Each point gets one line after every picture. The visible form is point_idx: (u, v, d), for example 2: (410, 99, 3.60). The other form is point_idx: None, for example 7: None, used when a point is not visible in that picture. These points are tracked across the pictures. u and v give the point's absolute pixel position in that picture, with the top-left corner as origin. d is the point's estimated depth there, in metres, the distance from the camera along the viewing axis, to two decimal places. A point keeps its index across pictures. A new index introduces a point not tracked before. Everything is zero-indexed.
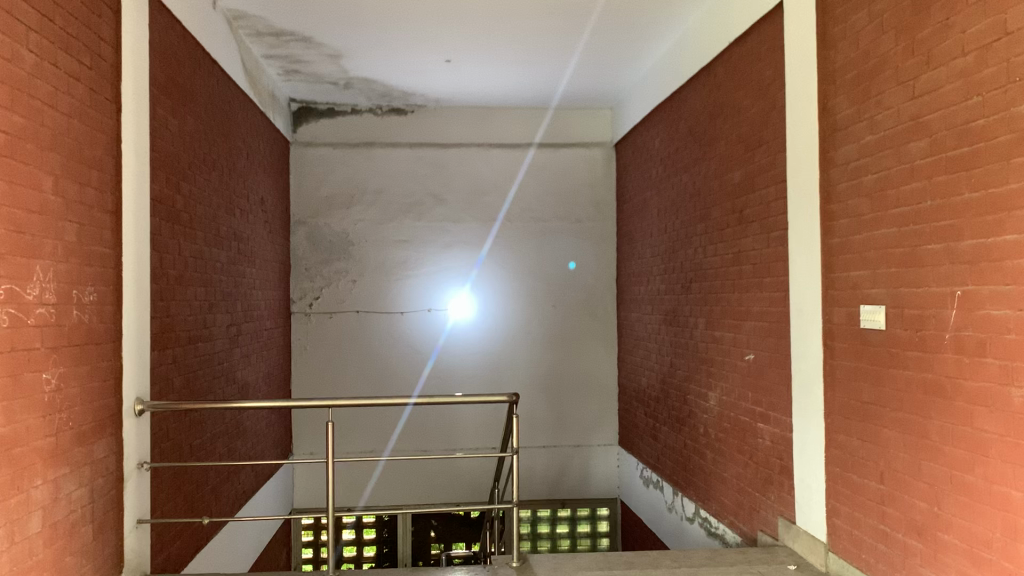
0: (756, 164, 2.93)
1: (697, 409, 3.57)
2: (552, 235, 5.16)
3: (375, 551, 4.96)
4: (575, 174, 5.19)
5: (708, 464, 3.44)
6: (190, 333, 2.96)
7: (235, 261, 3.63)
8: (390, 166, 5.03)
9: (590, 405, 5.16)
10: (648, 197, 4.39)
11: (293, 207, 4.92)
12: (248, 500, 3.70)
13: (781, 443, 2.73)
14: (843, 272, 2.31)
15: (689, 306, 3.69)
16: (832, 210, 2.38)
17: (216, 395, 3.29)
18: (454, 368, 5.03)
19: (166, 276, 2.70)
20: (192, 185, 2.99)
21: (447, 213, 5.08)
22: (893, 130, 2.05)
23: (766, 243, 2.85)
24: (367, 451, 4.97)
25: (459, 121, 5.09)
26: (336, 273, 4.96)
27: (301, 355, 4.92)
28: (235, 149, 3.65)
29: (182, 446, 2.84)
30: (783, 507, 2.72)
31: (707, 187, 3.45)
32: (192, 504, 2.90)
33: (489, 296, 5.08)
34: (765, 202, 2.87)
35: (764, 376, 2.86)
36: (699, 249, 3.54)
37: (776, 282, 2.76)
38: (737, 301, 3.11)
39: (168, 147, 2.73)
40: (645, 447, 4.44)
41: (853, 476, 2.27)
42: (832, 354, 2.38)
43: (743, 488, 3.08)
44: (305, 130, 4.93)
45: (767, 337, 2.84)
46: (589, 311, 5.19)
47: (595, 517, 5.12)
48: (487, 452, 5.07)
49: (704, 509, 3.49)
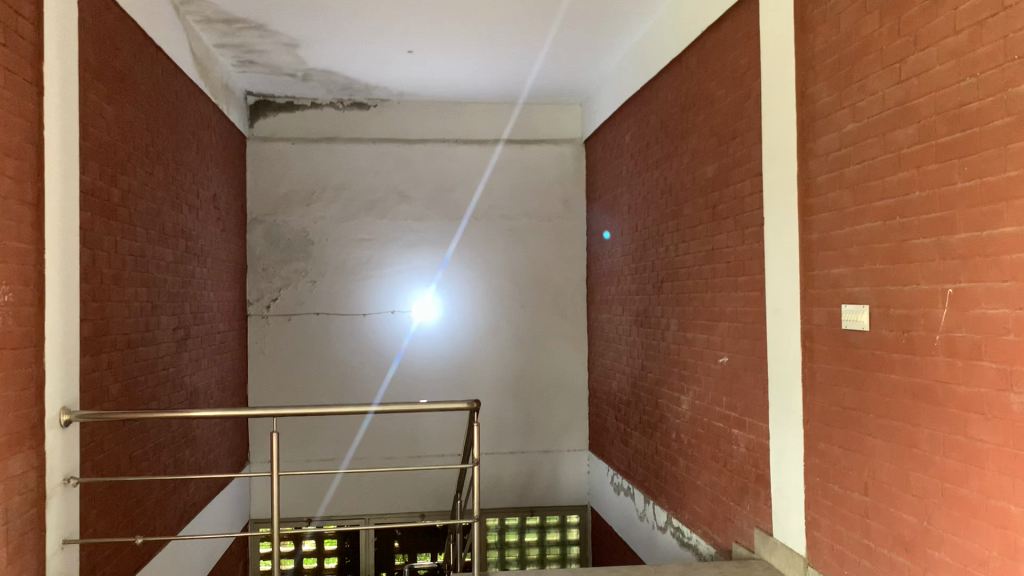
0: (730, 157, 2.80)
1: (669, 413, 3.44)
2: (521, 235, 5.00)
3: (336, 563, 4.77)
4: (544, 171, 5.04)
5: (681, 471, 3.30)
6: (130, 336, 2.76)
7: (183, 260, 3.43)
8: (352, 161, 4.84)
9: (560, 409, 5.01)
10: (618, 195, 4.25)
11: (250, 205, 4.72)
12: (197, 512, 3.50)
13: (757, 450, 2.60)
14: (824, 270, 2.18)
15: (661, 307, 3.54)
16: (810, 204, 2.25)
17: (160, 401, 3.09)
18: (418, 371, 4.86)
19: (100, 275, 2.50)
20: (132, 178, 2.80)
21: (411, 210, 4.90)
22: (878, 117, 1.92)
23: (740, 240, 2.72)
24: (328, 459, 4.77)
25: (423, 116, 4.92)
26: (294, 273, 4.76)
27: (259, 358, 4.72)
28: (183, 142, 3.45)
29: (119, 459, 2.64)
30: (759, 518, 2.59)
31: (679, 183, 3.31)
32: (132, 520, 2.71)
33: (455, 297, 4.91)
34: (738, 197, 2.73)
35: (738, 380, 2.73)
36: (671, 247, 3.40)
37: (752, 281, 2.63)
38: (711, 301, 2.97)
39: (103, 136, 2.53)
40: (616, 453, 4.30)
41: (834, 486, 2.14)
42: (811, 356, 2.25)
43: (717, 497, 2.94)
44: (262, 124, 4.73)
45: (742, 338, 2.70)
46: (558, 312, 5.04)
47: (565, 525, 4.99)
48: (452, 459, 4.90)
49: (676, 518, 3.35)
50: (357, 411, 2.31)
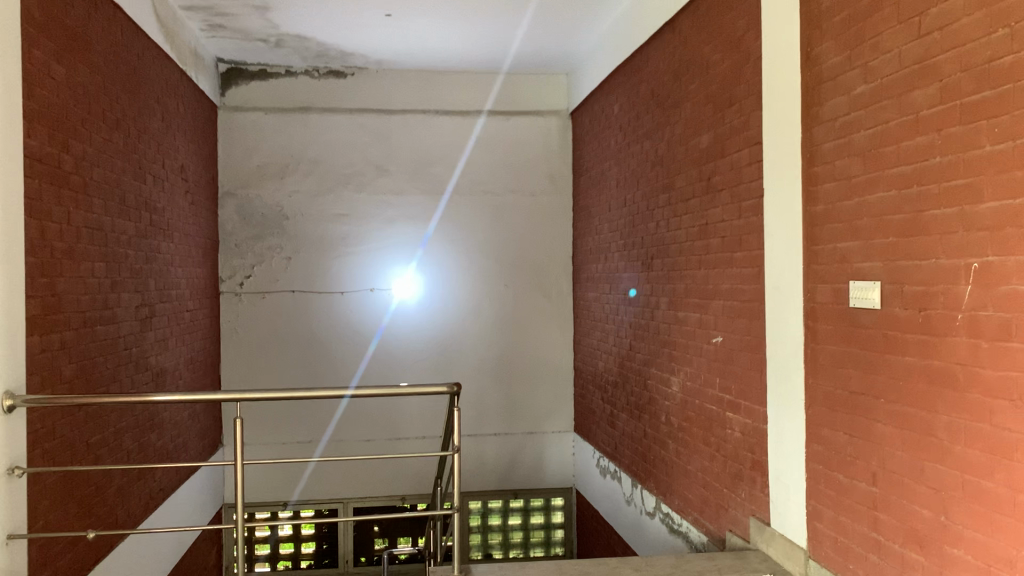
0: (726, 126, 2.64)
1: (658, 396, 3.29)
2: (504, 210, 4.83)
3: (314, 548, 4.63)
4: (528, 145, 4.86)
5: (671, 455, 3.17)
6: (86, 315, 2.58)
7: (147, 234, 3.24)
8: (329, 133, 4.65)
9: (544, 390, 4.87)
10: (606, 169, 4.09)
11: (221, 178, 4.52)
12: (164, 500, 3.33)
13: (753, 435, 2.46)
14: (830, 244, 2.03)
15: (650, 285, 3.39)
16: (815, 173, 2.10)
17: (121, 383, 2.91)
18: (397, 352, 4.70)
19: (51, 248, 2.32)
20: (87, 145, 2.60)
21: (391, 184, 4.72)
22: (892, 77, 1.77)
23: (736, 214, 2.56)
24: (305, 441, 4.61)
25: (402, 86, 4.72)
26: (268, 249, 4.58)
27: (232, 338, 4.55)
28: (147, 109, 3.25)
29: (74, 446, 2.47)
30: (755, 507, 2.46)
31: (670, 155, 3.15)
32: (89, 510, 2.55)
33: (436, 275, 4.75)
34: (735, 168, 2.58)
35: (733, 361, 2.59)
36: (662, 222, 3.25)
37: (749, 256, 2.48)
38: (704, 279, 2.82)
39: (53, 99, 2.34)
40: (602, 435, 4.17)
41: (839, 475, 2.00)
42: (814, 337, 2.11)
43: (709, 483, 2.81)
44: (234, 93, 4.52)
45: (738, 318, 2.56)
46: (542, 291, 4.88)
47: (549, 507, 4.86)
48: (433, 441, 4.75)
49: (665, 504, 3.22)
50: (333, 394, 2.14)
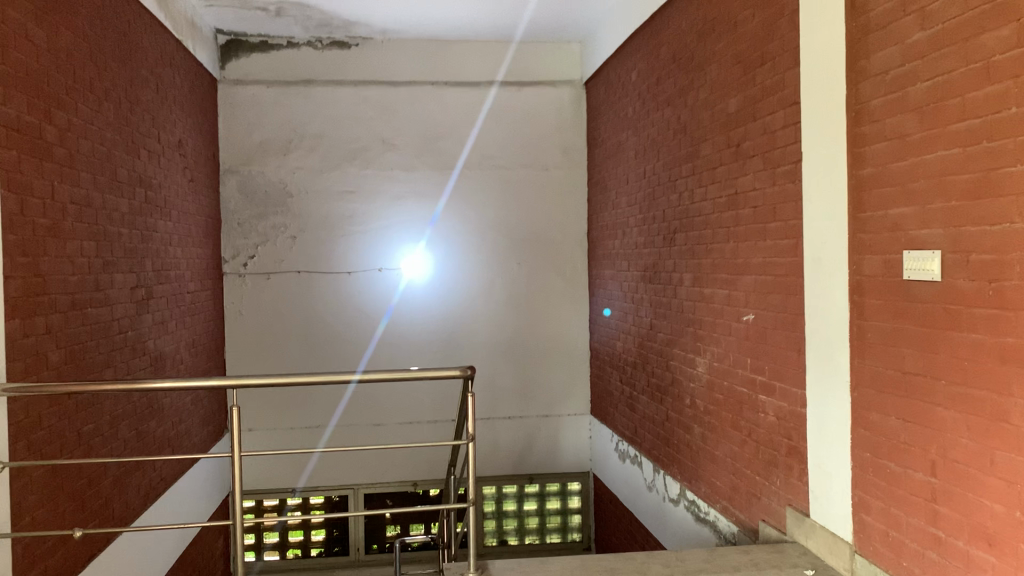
0: (758, 87, 2.45)
1: (682, 377, 3.12)
2: (515, 185, 4.64)
3: (324, 536, 4.50)
4: (540, 116, 4.65)
5: (696, 440, 3.00)
6: (74, 297, 2.42)
7: (142, 211, 3.07)
8: (333, 106, 4.46)
9: (559, 371, 4.70)
10: (623, 140, 3.89)
11: (222, 154, 4.36)
12: (166, 490, 3.19)
13: (789, 420, 2.30)
14: (879, 210, 1.85)
15: (673, 260, 3.21)
16: (862, 134, 1.91)
17: (116, 369, 2.76)
18: (407, 333, 4.54)
19: (33, 225, 2.16)
20: (72, 115, 2.43)
21: (398, 159, 4.53)
22: (956, 21, 1.58)
23: (770, 181, 2.38)
24: (313, 426, 4.47)
25: (409, 56, 4.52)
26: (272, 228, 4.42)
27: (236, 321, 4.41)
28: (139, 79, 3.07)
29: (64, 436, 2.32)
30: (792, 496, 2.30)
31: (695, 122, 2.96)
32: (80, 505, 2.40)
33: (446, 253, 4.58)
34: (768, 131, 2.39)
35: (767, 340, 2.42)
36: (685, 193, 3.06)
37: (784, 227, 2.30)
38: (733, 252, 2.64)
39: (30, 64, 2.17)
40: (620, 418, 4.00)
41: (889, 464, 1.83)
42: (861, 312, 1.93)
43: (739, 470, 2.64)
44: (234, 67, 4.35)
45: (772, 294, 2.38)
46: (556, 268, 4.70)
47: (566, 492, 4.71)
48: (445, 425, 4.60)
49: (690, 491, 3.06)
50: (339, 380, 1.99)
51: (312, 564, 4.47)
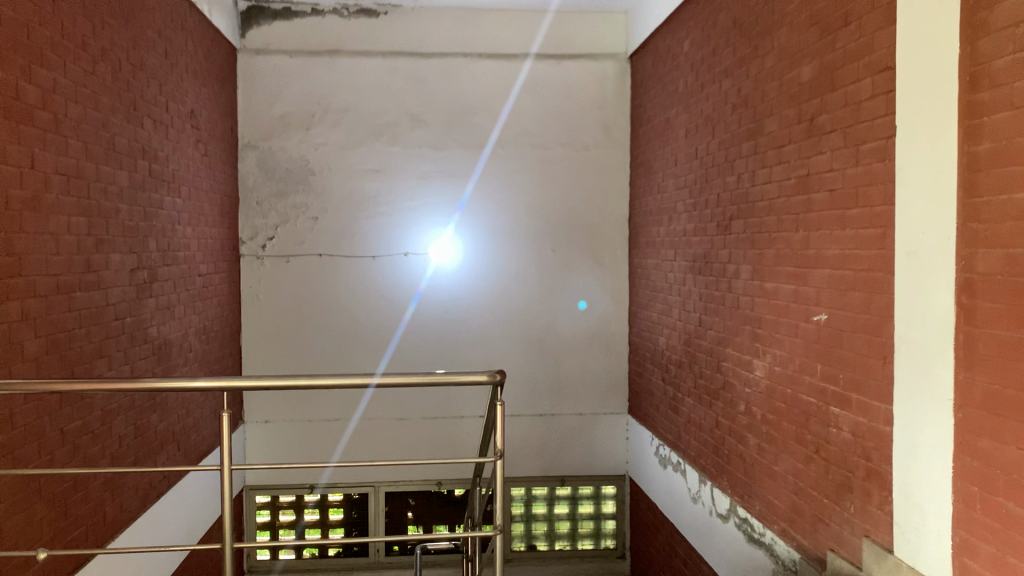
0: (838, 51, 2.12)
1: (736, 381, 2.80)
2: (552, 166, 4.32)
3: (342, 535, 4.29)
4: (581, 92, 4.31)
5: (751, 452, 2.69)
6: (59, 279, 2.16)
7: (145, 185, 2.81)
8: (360, 79, 4.18)
9: (596, 366, 4.38)
10: (672, 117, 3.56)
11: (241, 128, 4.11)
12: (171, 489, 2.94)
13: (869, 438, 1.98)
14: (998, 195, 1.52)
15: (728, 250, 2.89)
16: (976, 103, 1.58)
17: (110, 360, 2.50)
18: (433, 322, 4.27)
19: (6, 196, 1.90)
20: (60, 75, 2.17)
21: (428, 137, 4.23)
22: None
23: (852, 160, 2.05)
24: (333, 419, 4.21)
25: (441, 25, 4.21)
26: (293, 207, 4.17)
27: (253, 306, 4.17)
28: (144, 41, 2.80)
29: (43, 436, 2.07)
30: (868, 526, 1.99)
31: (759, 95, 2.63)
32: (62, 512, 2.15)
33: (476, 238, 4.28)
34: (850, 102, 2.06)
35: (843, 343, 2.10)
36: (744, 174, 2.73)
37: (869, 214, 1.97)
38: (803, 242, 2.31)
39: (5, 13, 1.89)
40: (662, 420, 3.69)
41: (1006, 503, 1.51)
42: (970, 318, 1.60)
43: (803, 489, 2.33)
44: (255, 35, 4.09)
45: (851, 291, 2.06)
46: (594, 255, 4.37)
47: (600, 496, 4.42)
48: (472, 422, 4.30)
49: (743, 508, 2.75)
50: (358, 383, 1.72)
51: (330, 564, 4.22)
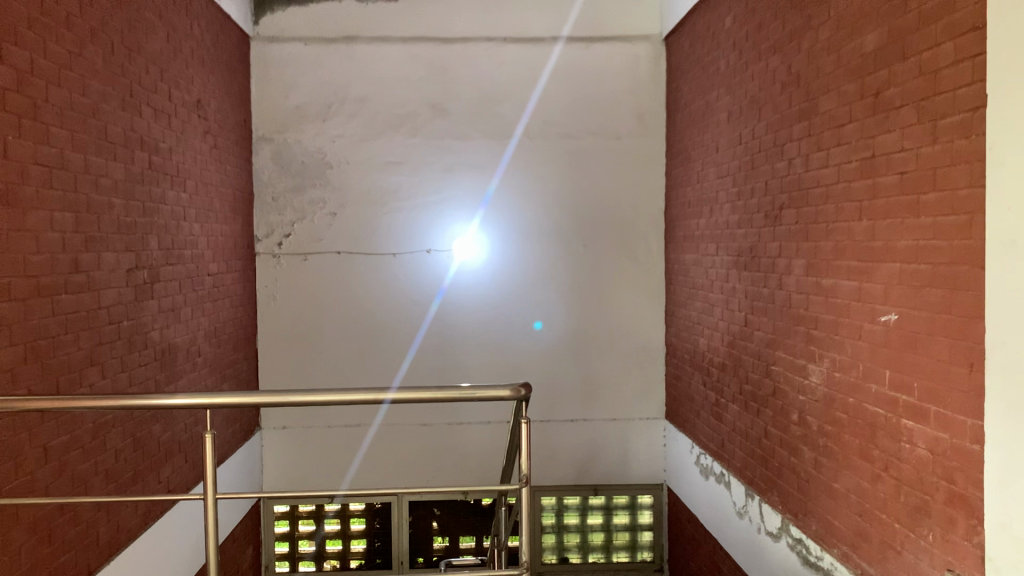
0: (910, 14, 1.85)
1: (788, 388, 2.54)
2: (583, 156, 4.07)
3: (364, 546, 4.07)
4: (614, 76, 4.05)
5: (806, 466, 2.43)
6: (40, 280, 1.97)
7: (144, 179, 2.61)
8: (378, 67, 3.96)
9: (630, 369, 4.13)
10: (713, 100, 3.29)
11: (255, 120, 3.92)
12: (177, 505, 2.74)
13: (951, 457, 1.72)
14: None
15: (777, 243, 2.63)
16: None
17: (104, 368, 2.31)
18: (458, 322, 4.04)
19: None
20: (38, 54, 1.96)
21: (450, 126, 4.01)
22: None
23: (928, 139, 1.79)
24: (353, 426, 4.01)
25: (463, 9, 3.98)
26: (311, 202, 3.97)
27: (269, 307, 3.98)
28: (141, 22, 2.59)
29: (22, 454, 1.87)
30: (952, 558, 1.73)
31: (813, 70, 2.36)
32: (45, 537, 1.95)
33: (503, 232, 4.05)
34: (925, 73, 1.80)
35: (917, 348, 1.84)
36: (797, 158, 2.47)
37: (950, 199, 1.71)
38: (867, 233, 2.05)
39: None
40: (704, 427, 3.43)
41: None
42: None
43: (868, 511, 2.07)
44: (268, 22, 3.90)
45: (927, 288, 1.79)
46: (628, 250, 4.11)
47: (636, 507, 4.18)
48: (499, 428, 4.07)
49: (796, 528, 2.50)
50: (366, 400, 1.50)
51: None
